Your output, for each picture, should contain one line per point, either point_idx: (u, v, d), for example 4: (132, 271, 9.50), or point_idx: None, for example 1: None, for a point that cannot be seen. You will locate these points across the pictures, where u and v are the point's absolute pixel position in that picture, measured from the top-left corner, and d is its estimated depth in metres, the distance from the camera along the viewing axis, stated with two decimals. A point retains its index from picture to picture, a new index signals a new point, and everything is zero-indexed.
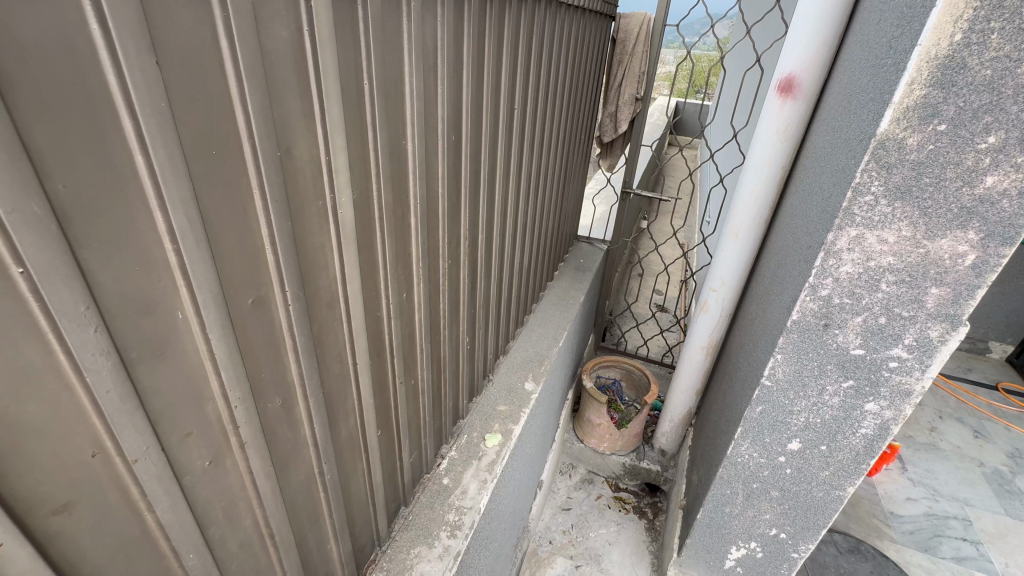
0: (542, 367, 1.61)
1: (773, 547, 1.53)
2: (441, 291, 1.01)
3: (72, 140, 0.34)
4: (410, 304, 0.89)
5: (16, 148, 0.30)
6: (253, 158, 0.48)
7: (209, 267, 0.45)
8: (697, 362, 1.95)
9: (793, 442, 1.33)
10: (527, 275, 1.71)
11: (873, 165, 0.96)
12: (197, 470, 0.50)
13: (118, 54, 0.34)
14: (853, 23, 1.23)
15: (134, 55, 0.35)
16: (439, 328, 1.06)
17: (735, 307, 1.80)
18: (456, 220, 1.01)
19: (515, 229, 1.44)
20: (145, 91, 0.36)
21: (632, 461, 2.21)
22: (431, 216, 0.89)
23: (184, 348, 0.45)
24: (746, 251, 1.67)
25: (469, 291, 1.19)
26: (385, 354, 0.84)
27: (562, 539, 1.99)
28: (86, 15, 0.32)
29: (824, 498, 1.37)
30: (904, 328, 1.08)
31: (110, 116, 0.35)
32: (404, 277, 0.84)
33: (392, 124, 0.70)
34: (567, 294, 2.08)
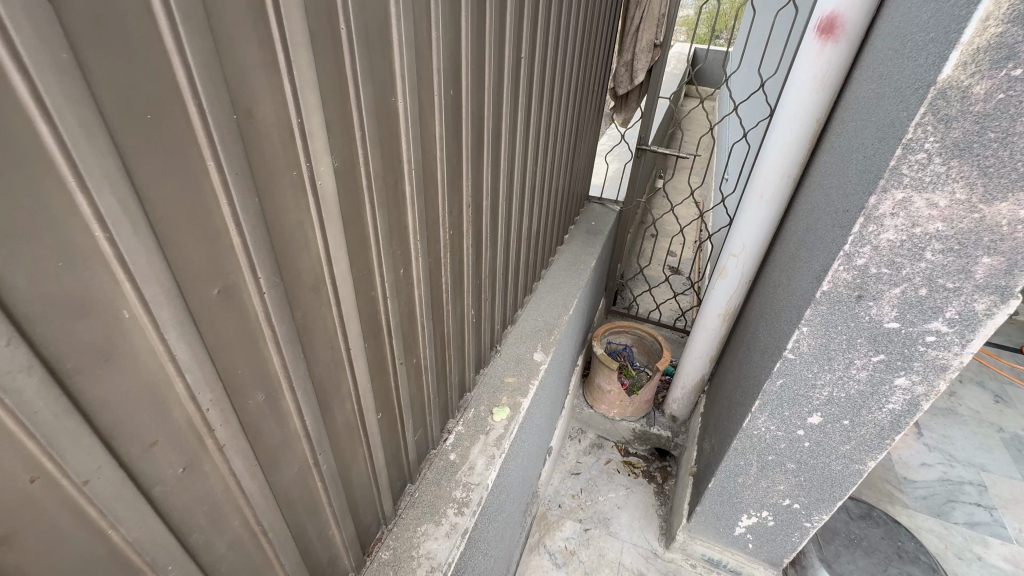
0: (551, 337, 1.55)
1: (785, 517, 1.52)
2: (442, 264, 0.94)
3: None
4: (409, 281, 0.82)
5: None
6: (202, 123, 0.39)
7: (156, 257, 0.38)
8: (713, 329, 1.88)
9: (814, 416, 1.27)
10: (536, 241, 1.62)
11: (930, 118, 0.84)
12: (168, 480, 0.45)
13: None
14: None
15: None
16: (441, 304, 0.99)
17: (756, 272, 1.71)
18: (458, 186, 0.92)
19: (523, 194, 1.35)
20: (36, 39, 0.28)
21: (642, 427, 2.19)
22: (430, 182, 0.80)
23: (134, 351, 0.39)
24: (771, 213, 1.56)
25: (473, 261, 1.11)
26: (382, 335, 0.78)
27: (570, 503, 2.01)
28: None
29: (843, 471, 1.33)
30: (947, 301, 0.99)
31: None
32: (400, 251, 0.77)
33: (377, 78, 0.60)
34: (579, 258, 1.99)
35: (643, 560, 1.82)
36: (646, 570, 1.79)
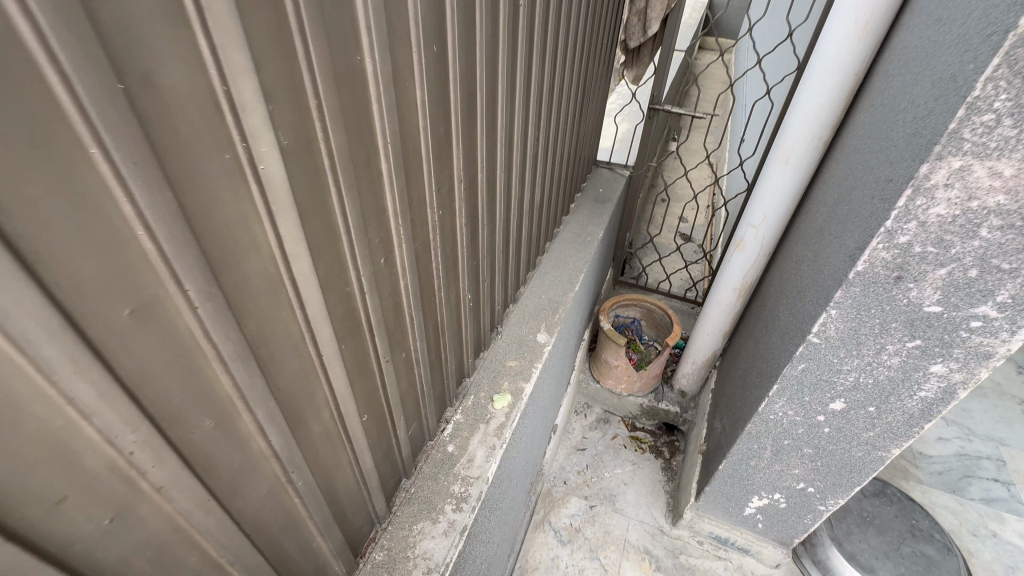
0: (556, 317, 1.45)
1: (798, 500, 1.47)
2: (432, 248, 0.84)
3: None
4: (392, 271, 0.72)
5: None
6: (72, 97, 0.29)
7: (23, 281, 0.29)
8: (727, 304, 1.78)
9: (836, 402, 1.19)
10: (539, 213, 1.51)
11: (1004, 71, 0.71)
12: (89, 535, 0.38)
13: None
14: None
15: None
16: (433, 291, 0.90)
17: (776, 244, 1.59)
18: (447, 159, 0.81)
19: (524, 163, 1.22)
20: None
21: (650, 403, 2.13)
22: (412, 157, 0.69)
23: (12, 399, 0.31)
24: (796, 180, 1.43)
25: (469, 241, 1.01)
26: (362, 333, 0.70)
27: (576, 480, 1.98)
28: None
29: (863, 457, 1.26)
30: (999, 283, 0.88)
31: None
32: (380, 239, 0.67)
33: (335, 31, 0.48)
34: (585, 229, 1.88)
35: (649, 537, 1.80)
36: (652, 547, 1.78)
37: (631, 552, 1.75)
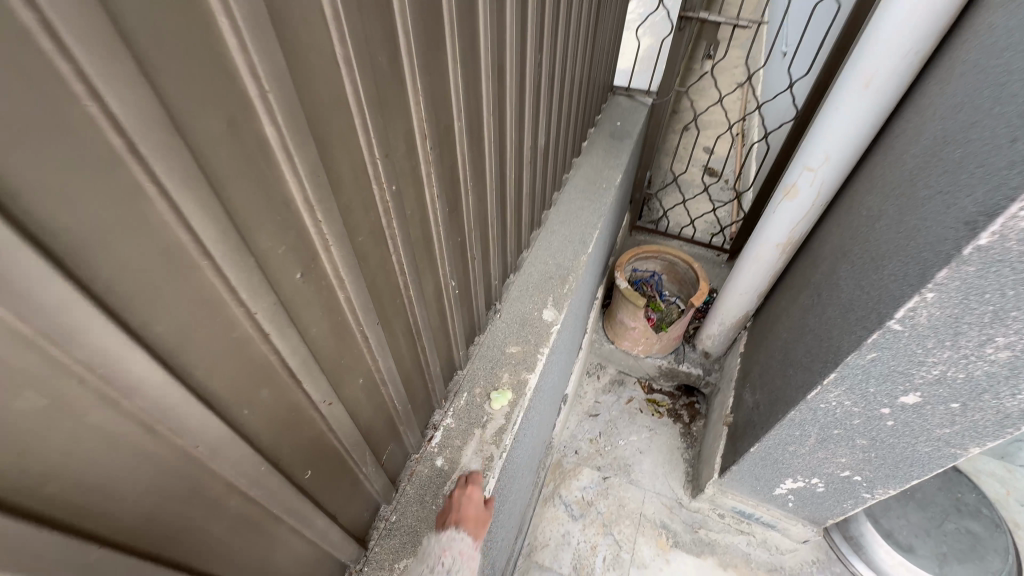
0: (566, 289, 1.22)
1: (839, 486, 1.30)
2: (388, 240, 0.59)
3: None
4: (320, 290, 0.49)
5: None
6: None
7: None
8: (767, 261, 1.51)
9: (909, 395, 0.97)
10: (545, 161, 1.22)
11: None
12: None
13: None
14: None
15: None
16: (400, 292, 0.67)
17: (837, 191, 1.29)
18: (401, 109, 0.54)
19: (524, 100, 0.93)
20: None
21: (669, 365, 1.94)
22: (332, 113, 0.43)
23: None
24: (876, 110, 1.10)
25: (450, 216, 0.76)
26: (282, 385, 0.48)
27: (588, 449, 1.84)
28: None
29: (930, 453, 1.06)
30: None
31: None
32: (288, 248, 0.43)
33: None
34: (601, 174, 1.58)
35: (666, 510, 1.69)
36: (670, 521, 1.67)
37: (647, 526, 1.65)
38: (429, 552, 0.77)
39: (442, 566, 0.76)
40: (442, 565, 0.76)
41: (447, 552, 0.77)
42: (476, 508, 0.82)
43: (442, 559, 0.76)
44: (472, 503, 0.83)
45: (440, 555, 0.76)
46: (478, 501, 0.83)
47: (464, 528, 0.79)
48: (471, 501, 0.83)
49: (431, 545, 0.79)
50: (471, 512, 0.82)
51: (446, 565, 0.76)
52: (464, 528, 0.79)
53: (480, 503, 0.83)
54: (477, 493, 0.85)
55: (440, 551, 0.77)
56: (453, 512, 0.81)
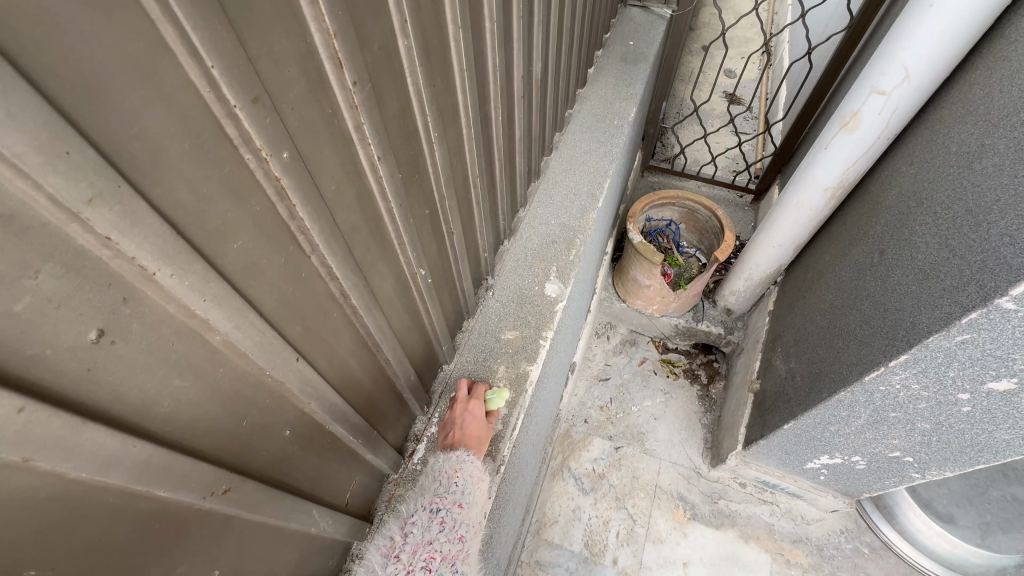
0: (571, 255, 1.00)
1: (884, 465, 1.15)
2: (295, 239, 0.38)
3: None
4: (155, 348, 0.29)
5: None
6: None
7: None
8: (810, 208, 1.27)
9: (999, 381, 0.78)
10: (544, 95, 0.96)
11: None
12: None
13: None
14: None
15: None
16: (335, 304, 0.46)
17: (910, 120, 1.03)
18: (278, 17, 0.30)
19: (509, 9, 0.67)
20: None
21: (687, 324, 1.75)
22: (80, 15, 0.20)
23: None
24: (982, 8, 0.82)
25: (408, 184, 0.53)
26: (109, 507, 0.29)
27: (598, 417, 1.71)
28: None
29: (1010, 442, 0.89)
30: None
31: None
32: (35, 298, 0.22)
33: None
34: (612, 107, 1.30)
35: (684, 481, 1.58)
36: (688, 492, 1.56)
37: (663, 499, 1.54)
38: (439, 471, 0.70)
39: (456, 486, 0.68)
40: (455, 486, 0.68)
41: (458, 473, 0.69)
42: (480, 423, 0.75)
43: (455, 479, 0.68)
44: (475, 418, 0.75)
45: (452, 476, 0.69)
46: (481, 415, 0.76)
47: (468, 445, 0.72)
48: (472, 414, 0.75)
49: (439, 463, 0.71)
50: (475, 428, 0.74)
51: (460, 486, 0.68)
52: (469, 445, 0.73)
53: (484, 417, 0.75)
54: (480, 406, 0.77)
55: (451, 472, 0.69)
56: (457, 428, 0.74)
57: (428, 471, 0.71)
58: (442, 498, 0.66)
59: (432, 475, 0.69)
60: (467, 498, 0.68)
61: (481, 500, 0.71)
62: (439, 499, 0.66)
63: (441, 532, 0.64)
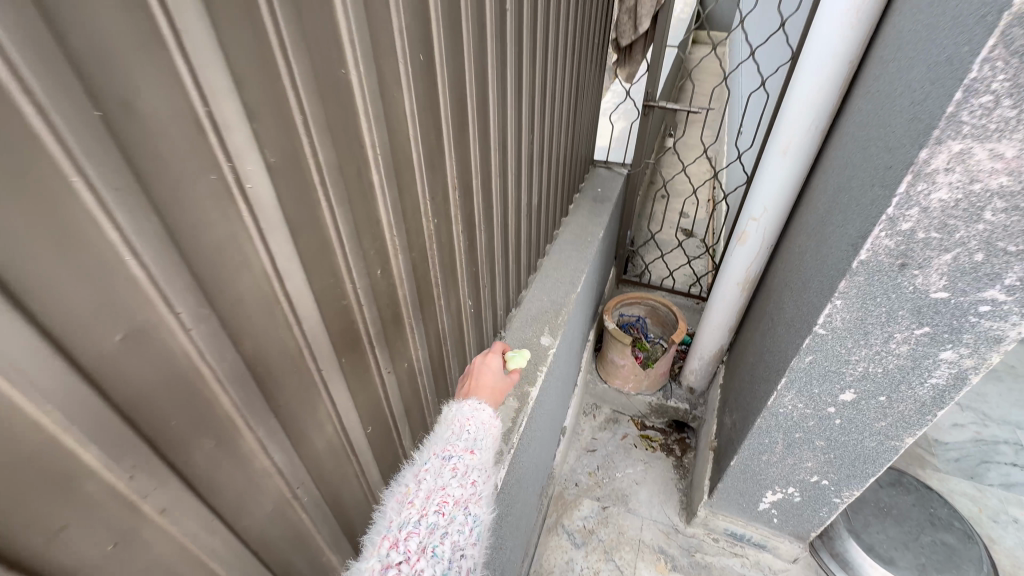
0: (559, 319, 1.44)
1: (812, 493, 1.45)
2: (429, 257, 0.83)
3: None
4: (388, 283, 0.72)
5: None
6: (67, 156, 0.30)
7: (12, 317, 0.29)
8: (732, 298, 1.76)
9: (846, 393, 1.17)
10: (538, 216, 1.50)
11: (1002, 52, 0.69)
12: (93, 561, 0.38)
13: None
14: None
15: None
16: (434, 300, 0.89)
17: (778, 235, 1.57)
18: (441, 166, 0.80)
19: (520, 167, 1.21)
20: None
21: (659, 401, 2.11)
22: (404, 165, 0.68)
23: (11, 433, 0.31)
24: (795, 171, 1.41)
25: (469, 248, 1.00)
26: (363, 347, 0.69)
27: (587, 481, 1.96)
28: None
29: (877, 448, 1.24)
30: (1006, 267, 0.86)
31: None
32: (376, 250, 0.66)
33: (318, 50, 0.48)
34: (586, 229, 1.86)
35: (663, 536, 1.79)
36: (667, 546, 1.77)
37: (646, 552, 1.74)
38: (452, 425, 0.84)
39: (467, 434, 0.83)
40: (467, 433, 0.83)
41: (471, 422, 0.84)
42: (491, 377, 0.98)
43: (466, 427, 0.83)
44: (488, 373, 0.99)
45: (464, 425, 0.84)
46: (492, 372, 0.99)
47: (481, 386, 0.97)
48: (492, 367, 1.01)
49: (452, 417, 0.86)
50: (487, 379, 0.97)
51: (471, 434, 0.83)
52: (481, 386, 0.97)
53: (494, 373, 0.99)
54: (493, 365, 1.01)
55: (463, 422, 0.84)
56: (478, 374, 1.00)
57: (442, 424, 0.86)
58: (454, 446, 0.80)
59: (446, 427, 0.83)
60: (475, 444, 0.82)
61: (485, 447, 0.84)
62: (451, 447, 0.79)
63: (453, 477, 0.76)
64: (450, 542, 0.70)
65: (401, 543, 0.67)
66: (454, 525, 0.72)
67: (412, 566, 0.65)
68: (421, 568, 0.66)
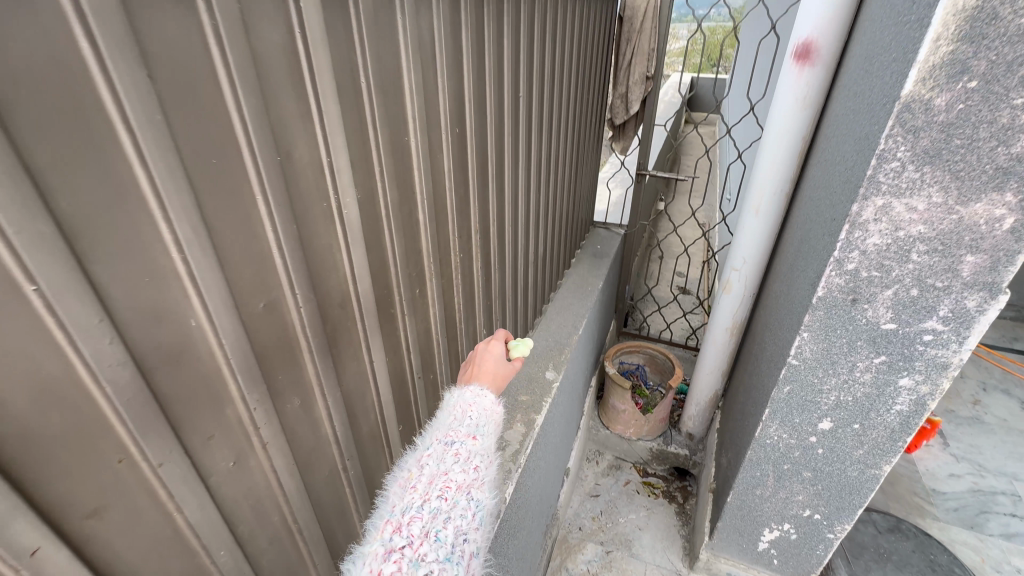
0: (562, 357, 1.59)
1: (807, 529, 1.51)
2: (454, 285, 1.01)
3: (82, 174, 0.35)
4: (423, 301, 0.89)
5: (29, 192, 0.32)
6: (259, 181, 0.49)
7: (218, 276, 0.46)
8: (721, 343, 1.91)
9: (824, 421, 1.29)
10: (543, 265, 1.70)
11: (899, 130, 0.90)
12: (221, 472, 0.52)
13: (118, 92, 0.35)
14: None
15: (136, 99, 0.36)
16: (456, 323, 1.06)
17: (759, 285, 1.75)
18: (467, 212, 1.00)
19: (528, 220, 1.43)
20: (147, 124, 0.37)
21: (659, 447, 2.19)
22: (439, 207, 0.88)
23: (200, 355, 0.47)
24: (767, 227, 1.62)
25: (485, 283, 1.18)
26: (402, 351, 0.85)
27: (591, 526, 2.00)
28: (87, 62, 0.33)
29: (859, 477, 1.33)
30: (938, 300, 1.03)
31: (119, 156, 0.37)
32: (416, 272, 0.84)
33: (392, 122, 0.68)
34: (586, 280, 2.05)
35: None
36: None
37: None
38: (455, 410, 0.78)
39: (470, 419, 0.76)
40: (469, 419, 0.76)
41: (473, 407, 0.78)
42: (493, 362, 0.90)
43: (469, 412, 0.77)
44: (490, 358, 0.91)
45: (467, 410, 0.78)
46: (495, 357, 0.91)
47: (480, 372, 0.88)
48: (494, 353, 0.93)
49: (454, 403, 0.80)
50: (488, 364, 0.89)
51: (474, 419, 0.77)
52: (480, 372, 0.87)
53: (496, 358, 0.91)
54: (497, 350, 0.93)
55: (466, 407, 0.78)
56: (480, 360, 0.93)
57: (443, 410, 0.79)
58: (456, 431, 0.73)
59: (448, 412, 0.77)
60: (478, 430, 0.76)
61: (488, 433, 0.78)
62: (453, 432, 0.73)
63: (455, 462, 0.69)
64: (453, 527, 0.64)
65: (405, 527, 0.61)
66: (457, 511, 0.65)
67: (415, 551, 0.59)
68: (424, 553, 0.60)
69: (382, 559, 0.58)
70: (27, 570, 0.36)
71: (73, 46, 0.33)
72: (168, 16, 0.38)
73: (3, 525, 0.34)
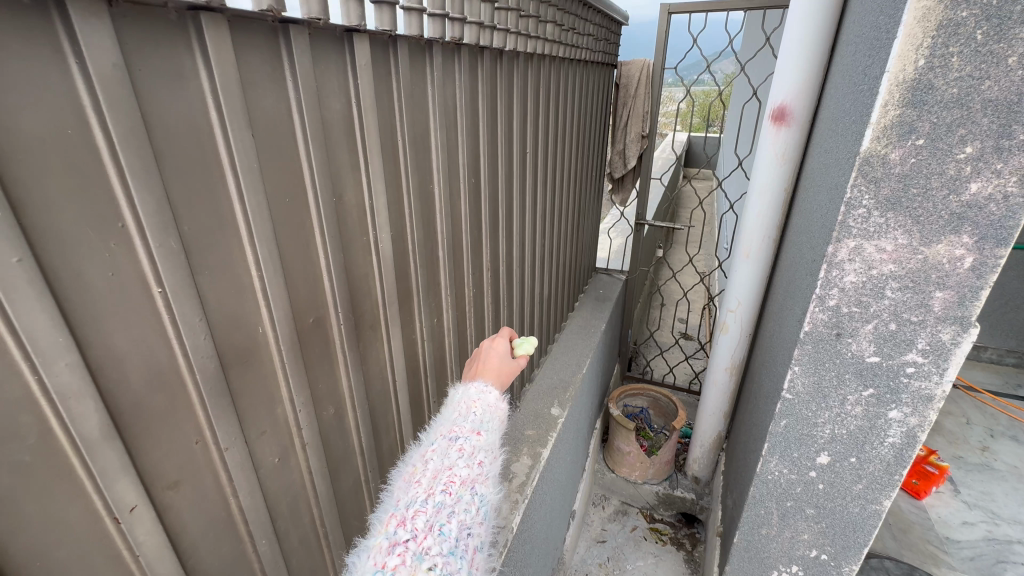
0: (567, 395, 1.65)
1: (815, 570, 1.49)
2: (467, 317, 1.10)
3: (200, 206, 0.46)
4: (439, 329, 0.98)
5: (167, 218, 0.43)
6: (318, 216, 0.60)
7: (282, 292, 0.56)
8: (722, 384, 1.96)
9: (821, 455, 1.33)
10: (547, 307, 1.79)
11: (862, 180, 1.01)
12: (268, 465, 0.60)
13: (231, 146, 0.47)
14: (831, 67, 1.36)
15: (242, 151, 0.48)
16: (468, 352, 1.15)
17: (755, 326, 1.83)
18: (479, 251, 1.11)
19: (534, 262, 1.54)
20: (247, 170, 0.49)
21: (666, 491, 2.17)
22: (455, 246, 0.99)
23: (263, 358, 0.56)
24: (757, 271, 1.72)
25: (494, 318, 1.28)
26: (419, 373, 0.93)
27: (598, 572, 1.97)
28: (214, 126, 0.46)
29: (861, 513, 1.35)
30: (915, 333, 1.10)
31: (225, 194, 0.48)
32: (434, 302, 0.94)
33: (421, 171, 0.81)
34: (590, 323, 2.14)
35: None
36: None
37: None
38: (459, 406, 0.83)
39: (474, 416, 0.81)
40: (473, 415, 0.81)
41: (477, 403, 0.83)
42: (495, 359, 0.93)
43: (472, 409, 0.82)
44: (493, 354, 0.95)
45: (471, 406, 0.83)
46: (497, 353, 0.95)
47: (483, 369, 0.91)
48: (498, 350, 0.96)
49: (459, 399, 0.85)
50: (491, 361, 0.93)
51: (478, 416, 0.82)
52: (484, 369, 0.91)
53: (499, 355, 0.94)
54: (500, 347, 0.96)
55: (470, 403, 0.82)
56: (485, 358, 0.96)
57: (449, 407, 0.85)
58: (460, 428, 0.78)
59: (452, 409, 0.82)
60: (482, 426, 0.81)
61: (492, 429, 0.82)
62: (458, 428, 0.78)
63: (459, 458, 0.74)
64: (457, 522, 0.68)
65: (409, 521, 0.66)
66: (461, 505, 0.70)
67: (418, 544, 0.64)
68: (427, 547, 0.64)
69: (387, 552, 0.64)
70: (123, 525, 0.44)
71: (206, 113, 0.45)
72: (268, 92, 0.51)
73: (113, 481, 0.42)
